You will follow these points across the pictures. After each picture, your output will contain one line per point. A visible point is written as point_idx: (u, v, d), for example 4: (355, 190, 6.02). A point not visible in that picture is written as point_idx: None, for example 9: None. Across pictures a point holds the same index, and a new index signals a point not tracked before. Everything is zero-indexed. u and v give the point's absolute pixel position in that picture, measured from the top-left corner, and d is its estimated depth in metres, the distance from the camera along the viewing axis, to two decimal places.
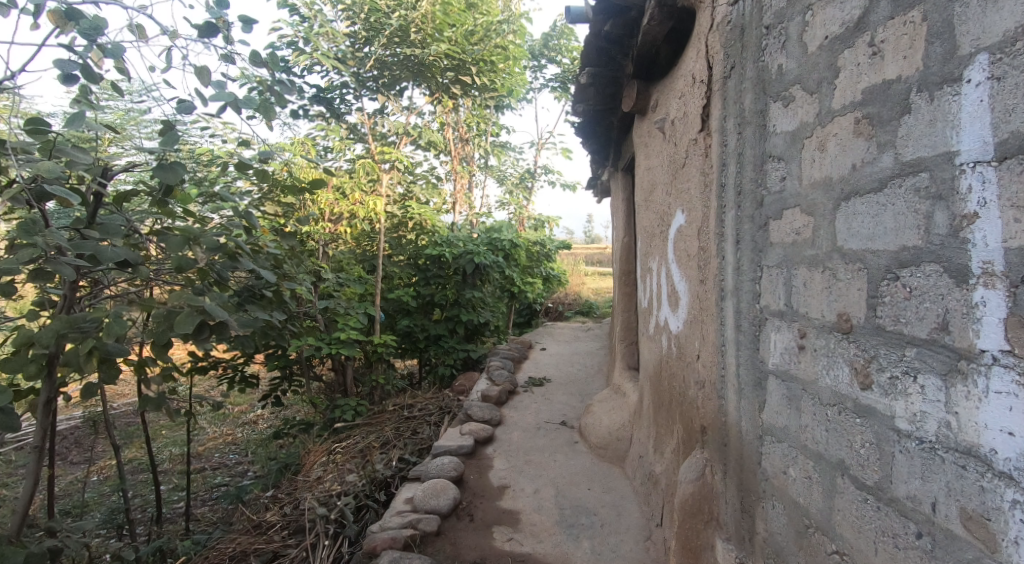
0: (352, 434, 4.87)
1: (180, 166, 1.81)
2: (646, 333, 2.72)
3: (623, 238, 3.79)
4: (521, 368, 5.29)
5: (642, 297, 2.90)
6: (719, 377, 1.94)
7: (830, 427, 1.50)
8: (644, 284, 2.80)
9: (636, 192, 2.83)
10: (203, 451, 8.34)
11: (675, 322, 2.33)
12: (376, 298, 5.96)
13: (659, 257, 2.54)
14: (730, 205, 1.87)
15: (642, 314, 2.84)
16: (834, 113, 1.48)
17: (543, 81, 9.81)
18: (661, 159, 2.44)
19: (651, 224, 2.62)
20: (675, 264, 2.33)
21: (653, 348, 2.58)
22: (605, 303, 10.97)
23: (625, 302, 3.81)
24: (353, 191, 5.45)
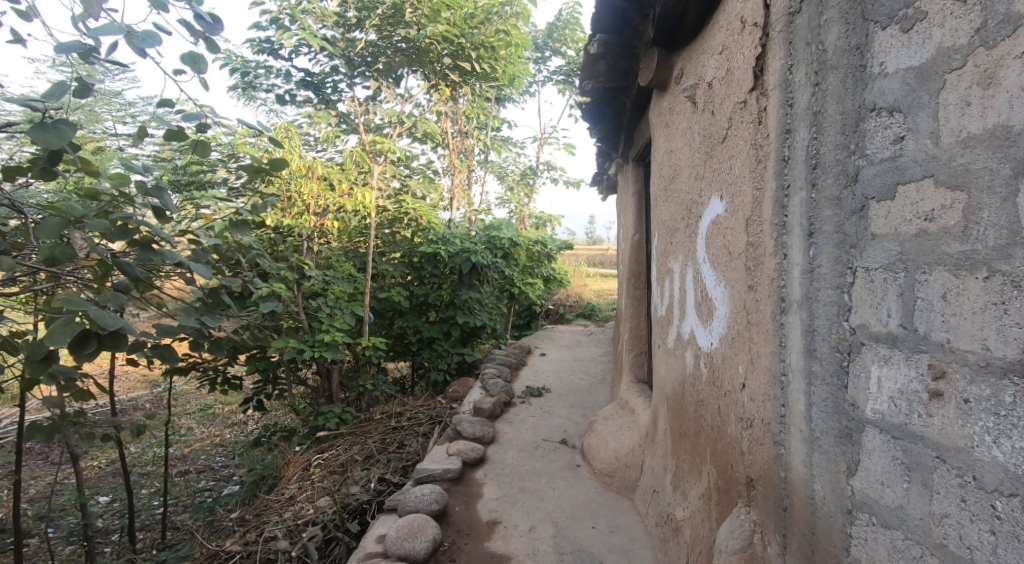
0: (335, 445, 4.51)
1: (65, 126, 1.49)
2: (663, 347, 2.36)
3: (632, 236, 3.43)
4: (518, 375, 4.94)
5: (656, 303, 2.54)
6: (776, 415, 1.59)
7: (999, 531, 1.14)
8: (660, 290, 2.44)
9: (654, 181, 2.47)
10: (188, 453, 7.97)
11: (705, 339, 1.98)
12: (366, 297, 5.59)
13: (682, 259, 2.18)
14: (800, 185, 1.50)
15: (657, 324, 2.48)
16: (1019, 19, 1.10)
17: (547, 73, 9.45)
18: (688, 139, 2.08)
19: (671, 218, 2.26)
20: (706, 270, 1.97)
21: (672, 367, 2.22)
22: (607, 305, 10.59)
23: (633, 307, 3.44)
24: (340, 182, 5.09)
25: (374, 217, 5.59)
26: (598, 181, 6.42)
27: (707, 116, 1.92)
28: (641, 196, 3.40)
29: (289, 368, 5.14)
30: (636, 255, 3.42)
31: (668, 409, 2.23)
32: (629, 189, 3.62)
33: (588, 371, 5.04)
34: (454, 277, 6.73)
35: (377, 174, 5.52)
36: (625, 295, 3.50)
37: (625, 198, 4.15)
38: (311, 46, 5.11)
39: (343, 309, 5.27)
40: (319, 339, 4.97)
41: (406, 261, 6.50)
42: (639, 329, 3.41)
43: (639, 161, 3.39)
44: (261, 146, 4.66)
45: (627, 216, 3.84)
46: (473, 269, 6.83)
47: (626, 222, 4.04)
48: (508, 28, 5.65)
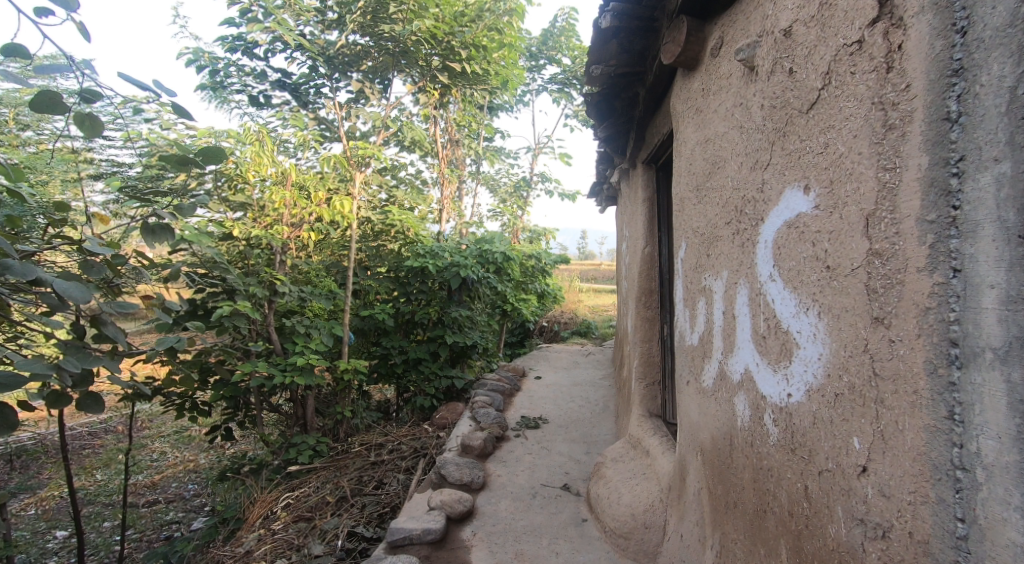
0: (309, 481, 4.05)
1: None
2: (697, 387, 1.94)
3: (641, 250, 3.03)
4: (513, 402, 4.49)
5: (683, 328, 2.13)
6: (951, 533, 1.06)
7: None
8: (692, 316, 2.03)
9: (679, 180, 2.08)
10: (158, 481, 7.41)
11: (771, 387, 1.54)
12: (346, 316, 5.15)
13: (728, 278, 1.76)
14: (997, 154, 1.01)
15: (687, 356, 2.07)
16: None
17: (541, 82, 9.13)
18: (739, 121, 1.66)
19: (709, 224, 1.85)
20: (776, 292, 1.52)
21: (716, 415, 1.79)
22: (603, 322, 10.18)
23: (642, 330, 3.04)
24: (316, 190, 4.67)
25: (355, 228, 5.17)
26: (599, 192, 6.04)
27: (780, 79, 1.48)
28: (651, 204, 3.01)
29: (260, 395, 4.69)
30: (647, 272, 3.02)
31: (712, 469, 1.78)
32: (637, 197, 3.23)
33: (589, 399, 4.60)
34: (443, 293, 6.31)
35: (360, 182, 5.11)
36: (633, 316, 3.09)
37: (630, 207, 3.76)
38: (288, 43, 4.73)
39: (319, 328, 4.83)
40: (288, 360, 4.50)
41: (390, 276, 6.09)
42: (649, 355, 3.00)
43: (650, 165, 3.00)
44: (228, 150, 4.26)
45: (634, 226, 3.44)
46: (463, 285, 6.40)
47: (631, 235, 3.65)
48: (501, 26, 5.28)
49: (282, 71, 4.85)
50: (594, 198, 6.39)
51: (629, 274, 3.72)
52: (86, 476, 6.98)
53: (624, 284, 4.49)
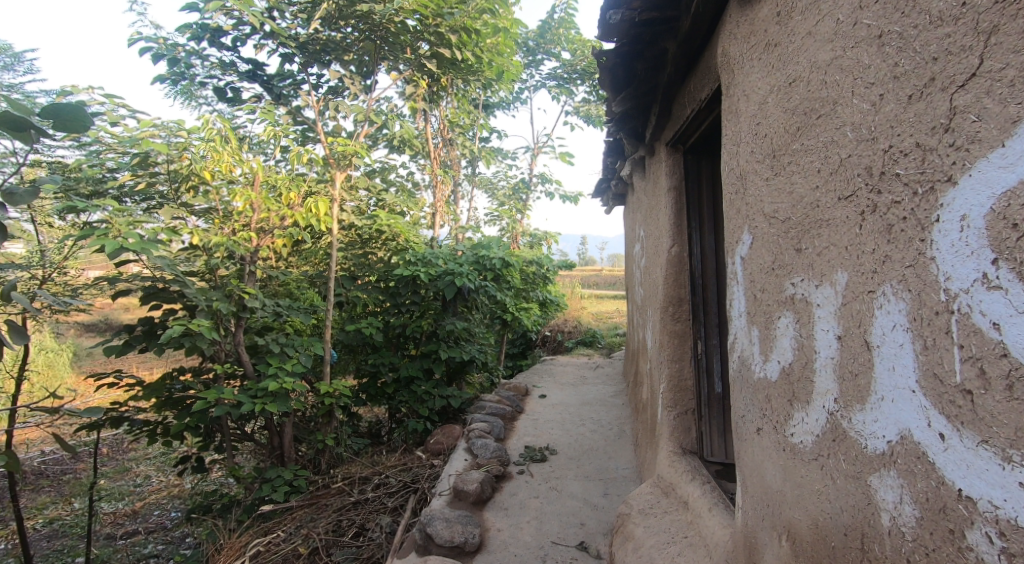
0: (284, 522, 3.58)
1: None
2: (781, 440, 1.40)
3: (667, 250, 2.51)
4: (515, 428, 3.96)
5: (752, 352, 1.58)
6: None
7: None
8: (767, 339, 1.49)
9: (743, 146, 1.55)
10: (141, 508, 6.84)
11: (989, 488, 0.88)
12: (327, 332, 4.61)
13: (847, 283, 1.16)
14: None
15: (762, 392, 1.51)
16: None
17: (540, 78, 8.65)
18: (876, 29, 1.08)
19: (796, 202, 1.32)
20: (1001, 306, 0.86)
21: (822, 492, 1.23)
22: (610, 329, 9.67)
23: (672, 348, 2.50)
24: (289, 190, 4.02)
25: (335, 234, 4.62)
26: (606, 190, 5.52)
27: None
28: (678, 194, 2.49)
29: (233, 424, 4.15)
30: (675, 278, 2.49)
31: None
32: (659, 187, 2.71)
33: (600, 424, 4.08)
34: (437, 305, 5.79)
35: (341, 183, 4.59)
36: (663, 331, 2.54)
37: (648, 201, 3.22)
38: (255, 27, 4.19)
39: (295, 347, 4.27)
40: (259, 384, 3.96)
41: (378, 285, 5.62)
42: (680, 379, 2.47)
43: (676, 147, 2.49)
44: (179, 144, 3.48)
45: (654, 223, 2.91)
46: (458, 295, 5.88)
47: (650, 234, 3.11)
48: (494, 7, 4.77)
49: (252, 61, 4.29)
50: (600, 198, 5.87)
51: (648, 278, 3.17)
52: (62, 503, 6.37)
53: (639, 290, 3.96)
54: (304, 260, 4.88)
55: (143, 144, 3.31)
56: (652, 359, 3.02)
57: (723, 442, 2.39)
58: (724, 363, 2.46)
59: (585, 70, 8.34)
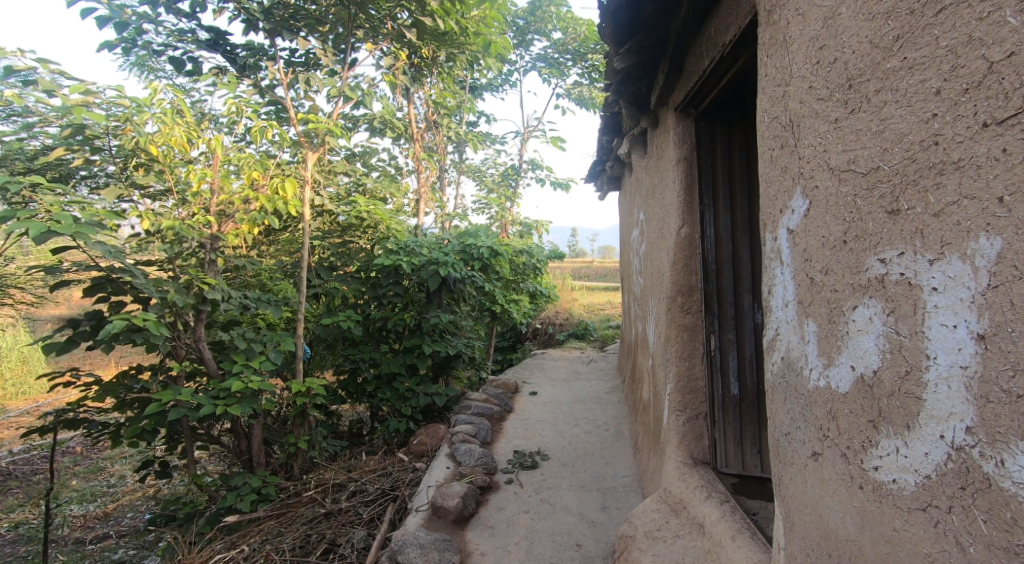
0: (250, 534, 3.25)
1: None
2: (858, 472, 1.09)
3: (675, 232, 2.19)
4: (503, 430, 3.64)
5: (808, 352, 1.27)
6: None
7: None
8: (833, 333, 1.17)
9: (801, 80, 1.24)
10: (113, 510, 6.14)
11: None
12: (300, 326, 4.24)
13: (1001, 251, 0.83)
14: None
15: (823, 406, 1.20)
16: None
17: (529, 59, 8.30)
18: None
19: (891, 144, 1.01)
20: None
21: (936, 557, 0.92)
22: (602, 321, 9.40)
23: (682, 345, 2.19)
24: (252, 168, 3.63)
25: (308, 220, 4.26)
26: (601, 174, 5.20)
27: None
28: (688, 166, 2.16)
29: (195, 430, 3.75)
30: (685, 264, 2.18)
31: None
32: (665, 160, 2.38)
33: (595, 424, 3.77)
34: (421, 296, 5.46)
35: (314, 163, 4.21)
36: (672, 326, 2.22)
37: (650, 178, 2.90)
38: None
39: (264, 341, 3.91)
40: (222, 383, 3.58)
41: (358, 275, 5.30)
42: (689, 380, 2.16)
43: (686, 112, 2.16)
44: (124, 114, 3.08)
45: (658, 201, 2.59)
46: (442, 285, 5.55)
47: (653, 213, 2.79)
48: None
49: (212, 27, 3.88)
50: (594, 182, 5.57)
51: (650, 264, 2.86)
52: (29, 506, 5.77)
53: (637, 275, 3.65)
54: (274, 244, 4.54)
55: (74, 112, 2.84)
56: (655, 354, 2.72)
57: (740, 450, 2.10)
58: (741, 360, 2.15)
59: (576, 51, 8.01)
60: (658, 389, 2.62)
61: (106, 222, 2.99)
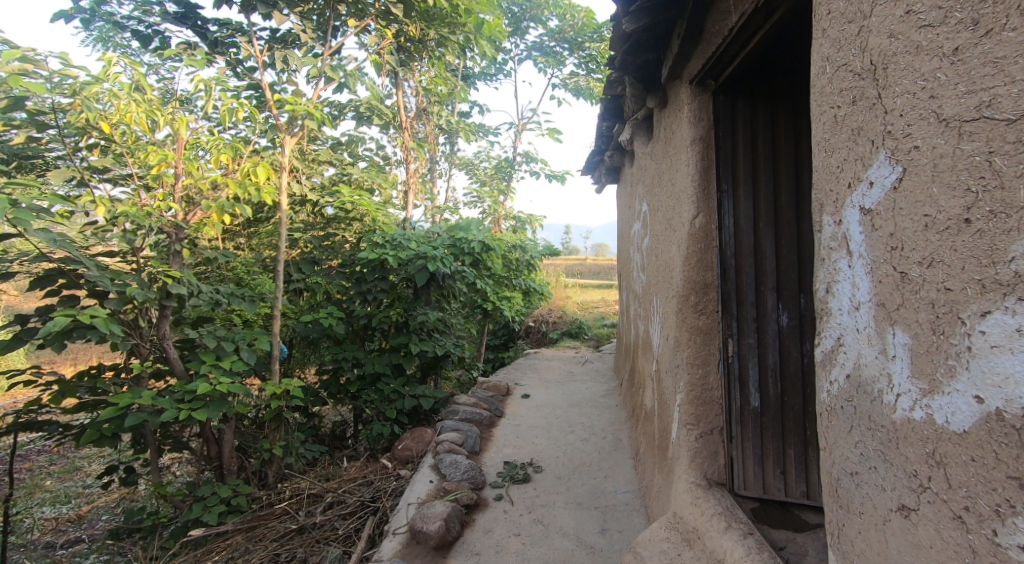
0: (214, 551, 2.96)
1: None
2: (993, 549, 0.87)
3: (689, 221, 1.93)
4: (493, 437, 3.39)
5: (893, 371, 1.05)
6: None
7: None
8: (940, 349, 0.95)
9: (891, 5, 1.03)
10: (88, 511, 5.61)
11: None
12: (275, 323, 3.95)
13: None
14: None
15: (920, 445, 0.98)
16: None
17: (524, 48, 8.05)
18: None
19: None
20: None
21: None
22: (596, 320, 9.16)
23: (694, 350, 1.94)
24: (223, 152, 3.33)
25: (286, 209, 3.98)
26: (599, 165, 4.96)
27: None
28: (704, 147, 1.90)
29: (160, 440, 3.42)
30: (699, 258, 1.92)
31: None
32: (676, 142, 2.12)
33: (592, 431, 3.53)
34: (408, 292, 5.20)
35: (292, 148, 3.93)
36: (684, 328, 1.97)
37: (655, 164, 2.63)
38: None
39: (236, 339, 3.63)
40: (187, 385, 3.28)
41: (342, 270, 5.06)
42: (703, 390, 1.91)
43: (704, 85, 1.90)
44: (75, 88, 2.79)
45: (666, 188, 2.33)
46: (431, 280, 5.29)
47: (659, 203, 2.53)
48: None
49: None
50: (591, 174, 5.34)
51: (656, 259, 2.60)
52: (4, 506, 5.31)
53: (639, 272, 3.40)
54: (250, 228, 4.31)
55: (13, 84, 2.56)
56: (660, 359, 2.46)
57: (761, 470, 1.84)
58: (763, 369, 1.88)
59: (573, 40, 7.76)
60: (663, 398, 2.36)
61: (48, 206, 2.70)
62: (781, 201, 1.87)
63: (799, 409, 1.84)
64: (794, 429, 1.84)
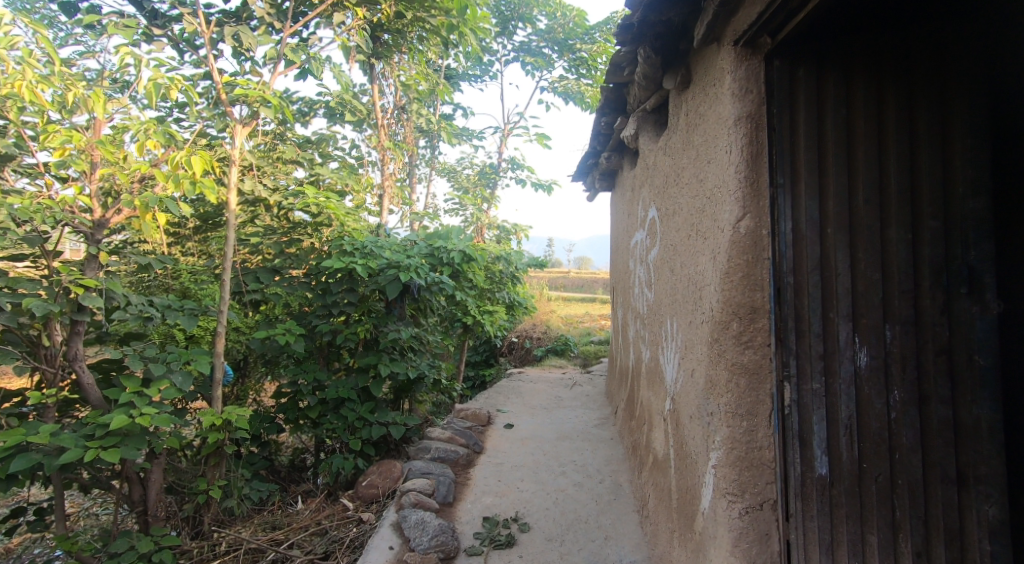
0: None
1: None
2: None
3: (730, 225, 1.51)
4: (471, 481, 2.91)
5: None
6: None
7: None
8: None
9: None
10: None
11: None
12: (220, 341, 3.41)
13: None
14: None
15: None
16: None
17: (511, 49, 7.62)
18: None
19: None
20: None
21: None
22: (583, 336, 8.67)
23: (736, 394, 1.50)
24: (147, 136, 2.76)
25: (234, 208, 3.42)
26: (593, 169, 4.53)
27: None
28: (753, 129, 1.49)
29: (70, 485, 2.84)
30: (744, 275, 1.50)
31: None
32: (708, 128, 1.71)
33: (586, 474, 3.06)
34: (379, 306, 4.68)
35: (243, 138, 3.40)
36: (720, 365, 1.54)
37: (672, 161, 2.19)
38: None
39: (167, 361, 3.08)
40: (100, 418, 2.72)
41: (307, 280, 4.56)
42: (748, 448, 1.48)
43: (752, 51, 1.49)
44: None
45: (691, 188, 1.90)
46: (405, 293, 4.78)
47: (677, 208, 2.09)
48: None
49: None
50: (583, 179, 4.93)
51: (672, 277, 2.16)
52: None
53: (644, 289, 2.95)
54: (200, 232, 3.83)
55: None
56: (679, 399, 2.01)
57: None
58: (832, 424, 1.38)
59: (563, 42, 7.35)
60: (684, 448, 1.91)
61: None
62: (858, 199, 1.38)
63: (884, 481, 1.32)
64: (877, 510, 1.33)
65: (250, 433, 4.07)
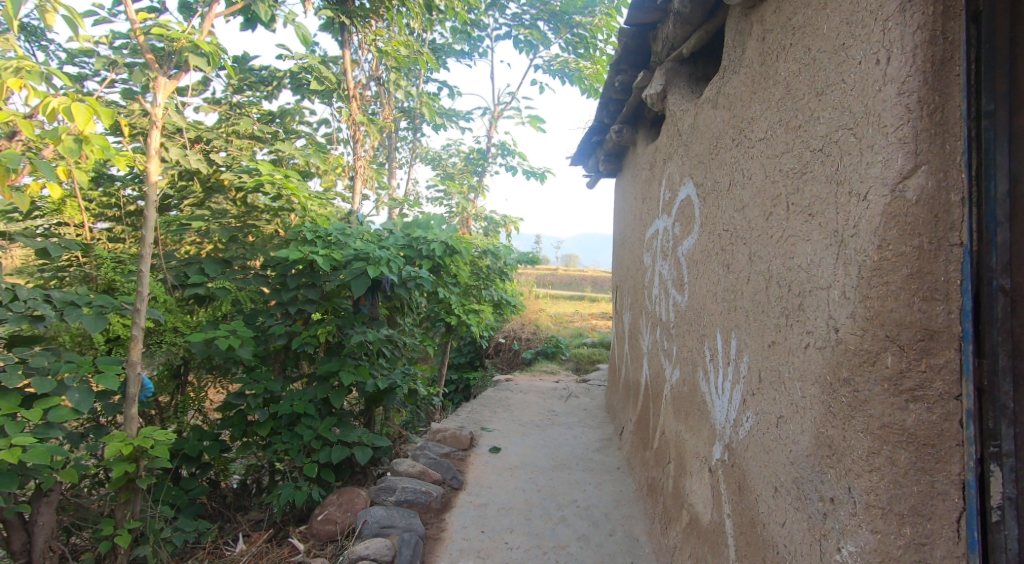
0: None
1: None
2: None
3: (890, 186, 0.94)
4: (445, 535, 2.30)
5: None
6: None
7: None
8: None
9: None
10: None
11: None
12: (137, 346, 2.73)
13: None
14: None
15: None
16: None
17: (503, 23, 6.94)
18: None
19: None
20: None
21: None
22: (575, 337, 8.08)
23: (889, 477, 0.94)
24: (15, 76, 1.98)
25: (156, 180, 2.71)
26: (598, 148, 3.91)
27: None
28: (941, 15, 0.91)
29: None
30: (912, 273, 0.93)
31: None
32: (824, 42, 1.12)
33: (592, 522, 2.45)
34: (346, 304, 4.02)
35: (167, 94, 2.63)
36: (859, 421, 0.99)
37: (732, 112, 1.58)
38: None
39: (60, 372, 2.40)
40: None
41: (263, 272, 3.89)
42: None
43: None
44: None
45: (773, 144, 1.30)
46: (376, 288, 4.11)
47: (743, 177, 1.48)
48: None
49: None
50: (585, 162, 4.31)
51: (730, 275, 1.55)
52: None
53: (670, 288, 2.34)
54: (123, 213, 3.17)
55: None
56: (741, 453, 1.42)
57: None
58: None
59: (560, 17, 6.68)
60: (754, 528, 1.32)
61: None
62: None
63: None
64: None
65: (167, 453, 3.42)
